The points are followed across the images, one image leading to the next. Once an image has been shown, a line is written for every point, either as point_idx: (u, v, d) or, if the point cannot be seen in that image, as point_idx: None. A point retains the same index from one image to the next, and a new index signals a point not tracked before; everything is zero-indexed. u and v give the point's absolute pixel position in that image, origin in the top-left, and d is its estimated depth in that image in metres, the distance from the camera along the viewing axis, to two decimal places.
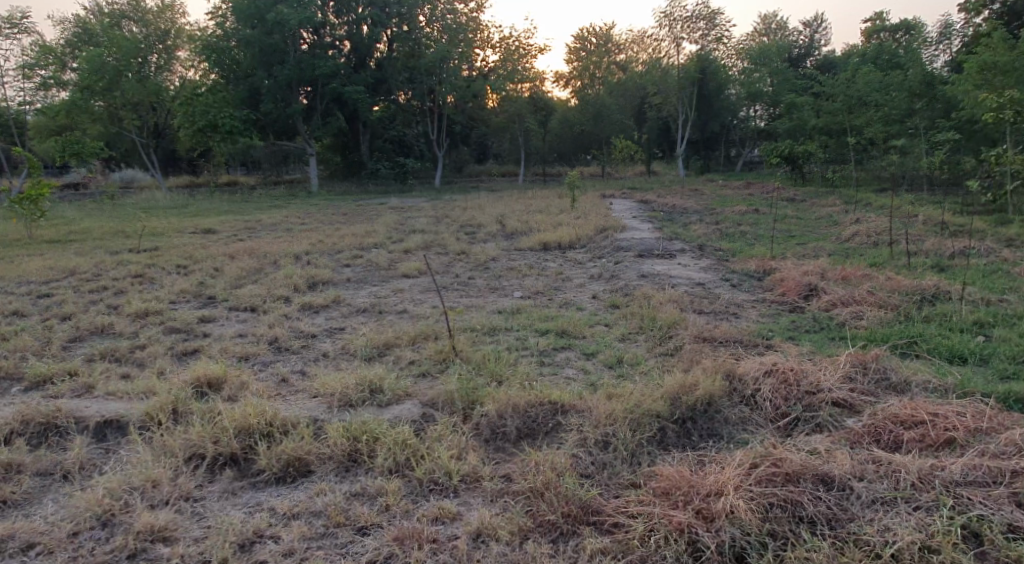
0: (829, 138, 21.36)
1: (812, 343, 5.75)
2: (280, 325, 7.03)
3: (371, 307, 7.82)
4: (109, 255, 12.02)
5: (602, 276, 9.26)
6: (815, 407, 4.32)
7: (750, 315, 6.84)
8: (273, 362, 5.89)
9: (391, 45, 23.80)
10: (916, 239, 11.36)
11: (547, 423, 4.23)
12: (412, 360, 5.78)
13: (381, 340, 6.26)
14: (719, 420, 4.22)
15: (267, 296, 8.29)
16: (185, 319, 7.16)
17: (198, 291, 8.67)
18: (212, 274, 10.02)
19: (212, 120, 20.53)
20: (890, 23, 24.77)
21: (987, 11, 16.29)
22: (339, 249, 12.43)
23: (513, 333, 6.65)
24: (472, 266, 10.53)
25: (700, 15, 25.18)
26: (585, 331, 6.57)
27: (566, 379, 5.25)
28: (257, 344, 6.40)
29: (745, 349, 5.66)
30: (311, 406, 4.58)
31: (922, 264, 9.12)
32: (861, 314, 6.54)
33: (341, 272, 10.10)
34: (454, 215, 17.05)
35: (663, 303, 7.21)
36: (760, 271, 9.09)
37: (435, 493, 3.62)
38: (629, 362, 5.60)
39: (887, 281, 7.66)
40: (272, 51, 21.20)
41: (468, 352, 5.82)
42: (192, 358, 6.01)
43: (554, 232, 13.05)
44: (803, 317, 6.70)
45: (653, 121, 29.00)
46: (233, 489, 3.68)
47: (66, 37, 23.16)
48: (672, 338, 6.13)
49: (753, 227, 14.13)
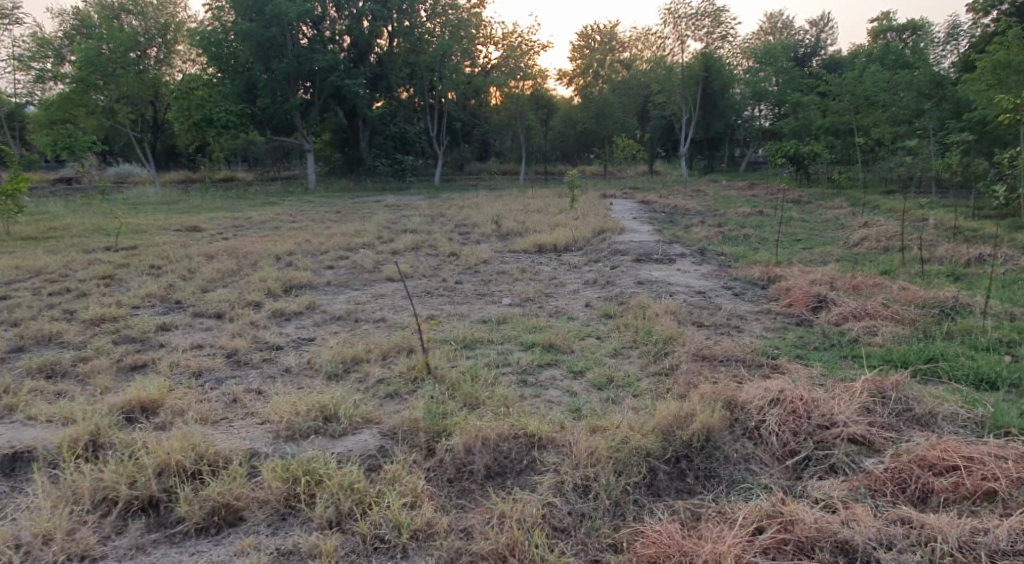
0: (836, 139, 20.81)
1: (823, 363, 5.19)
2: (244, 335, 6.49)
3: (347, 314, 7.30)
4: (83, 253, 11.49)
5: (596, 282, 8.70)
6: (829, 443, 3.77)
7: (756, 329, 6.28)
8: (229, 378, 5.37)
9: (391, 40, 23.30)
10: (929, 245, 10.78)
11: (521, 460, 3.72)
12: (381, 379, 5.24)
13: (349, 354, 5.71)
14: (719, 459, 3.68)
15: (237, 301, 7.75)
16: (143, 327, 6.65)
17: (165, 294, 8.14)
18: (185, 276, 9.48)
19: (208, 113, 20.08)
20: (897, 23, 24.13)
21: (995, 11, 15.81)
22: (325, 249, 11.90)
23: (497, 346, 6.11)
24: (461, 269, 10.00)
25: (704, 13, 24.61)
26: (574, 345, 6.01)
27: (548, 405, 4.72)
28: (214, 356, 5.89)
29: (748, 369, 5.10)
30: (254, 435, 4.05)
31: (937, 273, 8.58)
32: (876, 330, 6.00)
33: (323, 274, 9.56)
34: (450, 213, 16.48)
35: (660, 314, 6.66)
36: (764, 279, 8.52)
37: (379, 554, 3.11)
38: (621, 383, 5.05)
39: (901, 293, 7.12)
40: (269, 46, 20.62)
41: (442, 369, 5.27)
42: (139, 372, 5.50)
43: (550, 233, 12.51)
44: (812, 332, 6.14)
45: (655, 120, 28.37)
46: (142, 544, 3.19)
47: (64, 30, 22.64)
48: (668, 355, 5.60)
49: (758, 229, 13.56)
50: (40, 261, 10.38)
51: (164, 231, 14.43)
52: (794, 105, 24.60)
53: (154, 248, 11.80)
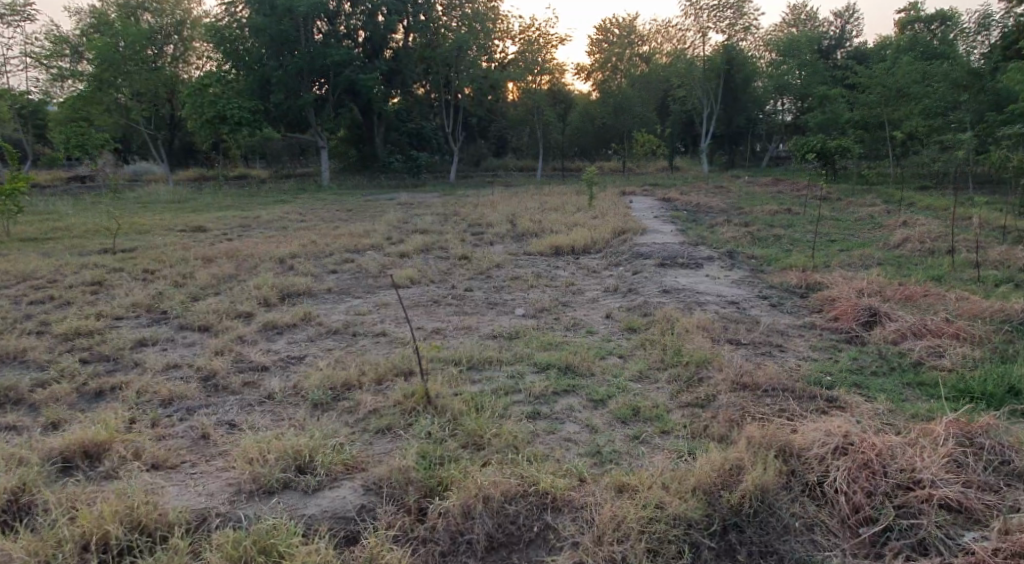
0: (864, 132, 19.80)
1: (888, 396, 4.47)
2: (227, 353, 5.81)
3: (345, 327, 6.61)
4: (78, 256, 10.88)
5: (618, 289, 7.97)
6: (914, 510, 3.15)
7: (801, 349, 5.54)
8: (202, 407, 4.69)
9: (407, 35, 22.58)
10: (979, 247, 10.00)
11: (533, 527, 3.19)
12: (373, 410, 4.54)
13: (339, 379, 5.02)
14: (776, 529, 3.12)
15: (226, 312, 7.08)
16: (118, 343, 5.99)
17: (151, 304, 7.48)
18: (177, 282, 8.83)
19: (220, 110, 19.53)
20: (924, 14, 22.86)
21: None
22: (331, 251, 11.26)
23: (507, 368, 5.40)
24: (473, 273, 9.31)
25: (727, 3, 23.72)
26: (594, 367, 5.29)
27: (565, 445, 4.03)
28: (189, 380, 5.20)
29: (800, 402, 4.38)
30: (210, 486, 3.43)
31: (993, 280, 7.81)
32: (942, 352, 5.31)
33: (323, 280, 8.90)
34: (463, 212, 15.80)
35: (693, 329, 5.93)
36: (802, 287, 7.77)
37: None
38: (648, 416, 4.35)
39: (961, 304, 6.39)
40: (282, 41, 19.98)
41: (444, 398, 4.56)
42: (103, 400, 4.86)
43: (567, 233, 11.80)
44: (868, 353, 5.41)
45: (676, 115, 27.46)
46: None
47: (79, 27, 22.05)
48: (703, 381, 4.87)
49: (788, 229, 12.76)
50: (30, 265, 9.78)
51: (166, 232, 13.81)
52: (820, 98, 23.57)
53: (153, 251, 11.18)
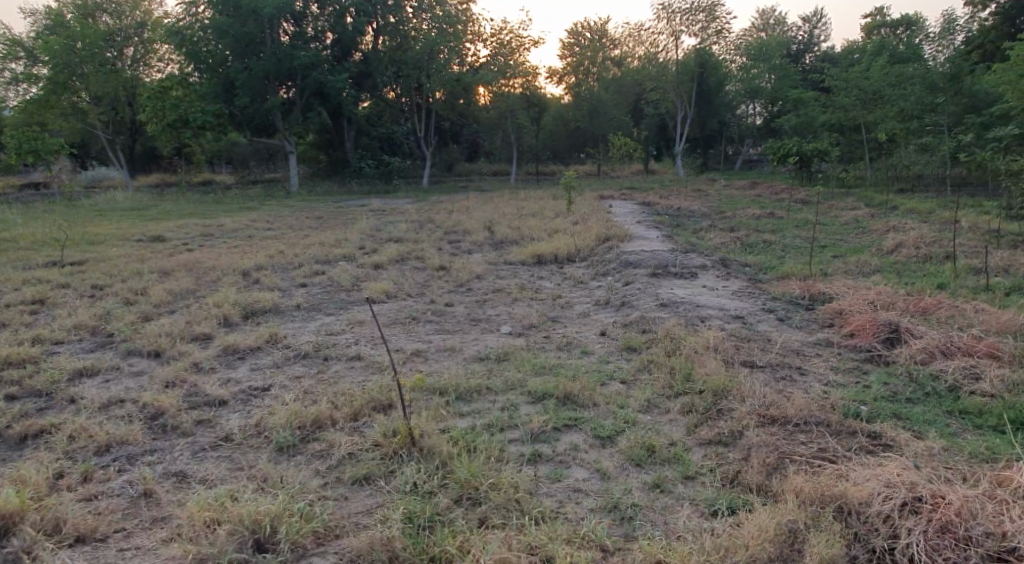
0: (840, 135, 19.47)
1: (937, 430, 3.95)
2: (179, 386, 5.09)
3: (314, 350, 5.93)
4: (21, 271, 10.05)
5: (611, 302, 7.38)
6: None
7: (823, 372, 5.00)
8: (144, 455, 4.02)
9: (376, 37, 21.84)
10: (977, 253, 9.60)
11: None
12: (349, 453, 3.89)
13: (308, 416, 4.33)
14: None
15: (181, 335, 6.35)
16: (53, 376, 5.25)
17: (96, 326, 6.73)
18: (129, 298, 8.07)
19: (183, 114, 19.04)
20: (891, 18, 22.77)
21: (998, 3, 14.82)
22: (299, 261, 10.55)
23: (498, 398, 4.76)
24: (452, 285, 8.69)
25: (699, 6, 23.41)
26: (597, 396, 4.66)
27: (576, 497, 3.44)
28: (130, 421, 4.49)
29: (839, 439, 3.85)
30: None
31: (1002, 289, 7.40)
32: (978, 373, 4.80)
33: (291, 295, 8.21)
34: (438, 219, 15.16)
35: (703, 349, 5.36)
36: (807, 297, 7.26)
37: None
38: (667, 458, 3.76)
39: (985, 318, 5.92)
40: (247, 43, 19.16)
41: (431, 438, 3.89)
42: (28, 447, 4.17)
43: (548, 241, 11.23)
44: (898, 376, 4.88)
45: (650, 117, 27.02)
46: None
47: (34, 29, 21.02)
48: (724, 412, 4.30)
49: (774, 234, 12.30)
50: None
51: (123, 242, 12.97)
52: (794, 101, 23.24)
53: (104, 264, 10.37)
